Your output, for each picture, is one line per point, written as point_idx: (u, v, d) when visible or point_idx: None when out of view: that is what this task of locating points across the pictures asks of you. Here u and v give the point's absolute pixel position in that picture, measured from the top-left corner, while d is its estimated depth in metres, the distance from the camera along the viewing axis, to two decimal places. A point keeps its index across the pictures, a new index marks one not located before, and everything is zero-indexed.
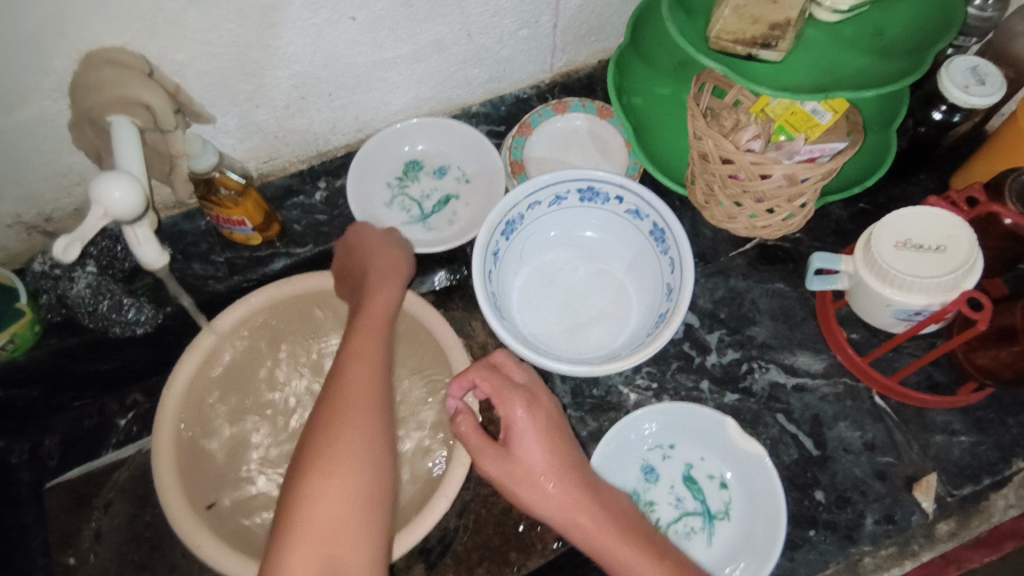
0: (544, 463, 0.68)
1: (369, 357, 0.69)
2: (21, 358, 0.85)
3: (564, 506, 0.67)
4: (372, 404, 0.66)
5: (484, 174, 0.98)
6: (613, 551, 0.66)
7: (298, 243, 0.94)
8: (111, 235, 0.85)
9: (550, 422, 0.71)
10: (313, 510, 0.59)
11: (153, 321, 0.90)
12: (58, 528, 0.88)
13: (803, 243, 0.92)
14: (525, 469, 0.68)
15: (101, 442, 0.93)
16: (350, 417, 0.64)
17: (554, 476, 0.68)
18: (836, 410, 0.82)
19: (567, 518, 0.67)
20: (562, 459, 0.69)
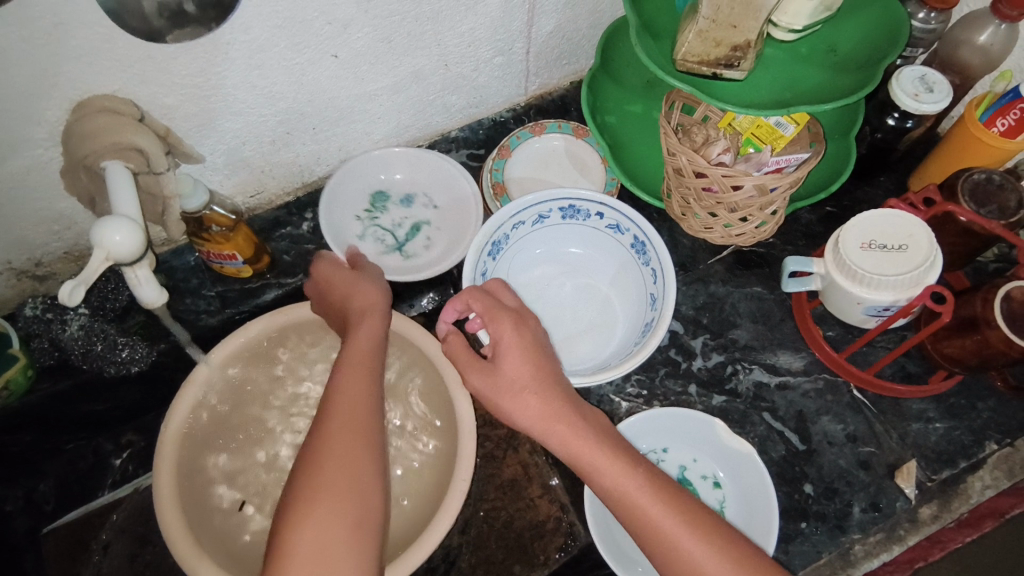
0: (526, 376, 0.68)
1: (354, 390, 0.68)
2: (16, 403, 0.85)
3: (543, 418, 0.67)
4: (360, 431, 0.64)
5: (458, 201, 0.99)
6: (590, 460, 0.64)
7: (288, 273, 0.96)
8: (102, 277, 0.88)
9: (533, 342, 0.71)
10: (303, 536, 0.58)
11: (147, 358, 0.90)
12: (59, 573, 0.88)
13: (776, 247, 0.96)
14: (509, 380, 0.68)
15: (97, 482, 0.92)
16: (340, 449, 0.63)
17: (535, 388, 0.68)
18: (818, 405, 0.86)
19: (545, 426, 0.67)
20: (543, 372, 0.69)
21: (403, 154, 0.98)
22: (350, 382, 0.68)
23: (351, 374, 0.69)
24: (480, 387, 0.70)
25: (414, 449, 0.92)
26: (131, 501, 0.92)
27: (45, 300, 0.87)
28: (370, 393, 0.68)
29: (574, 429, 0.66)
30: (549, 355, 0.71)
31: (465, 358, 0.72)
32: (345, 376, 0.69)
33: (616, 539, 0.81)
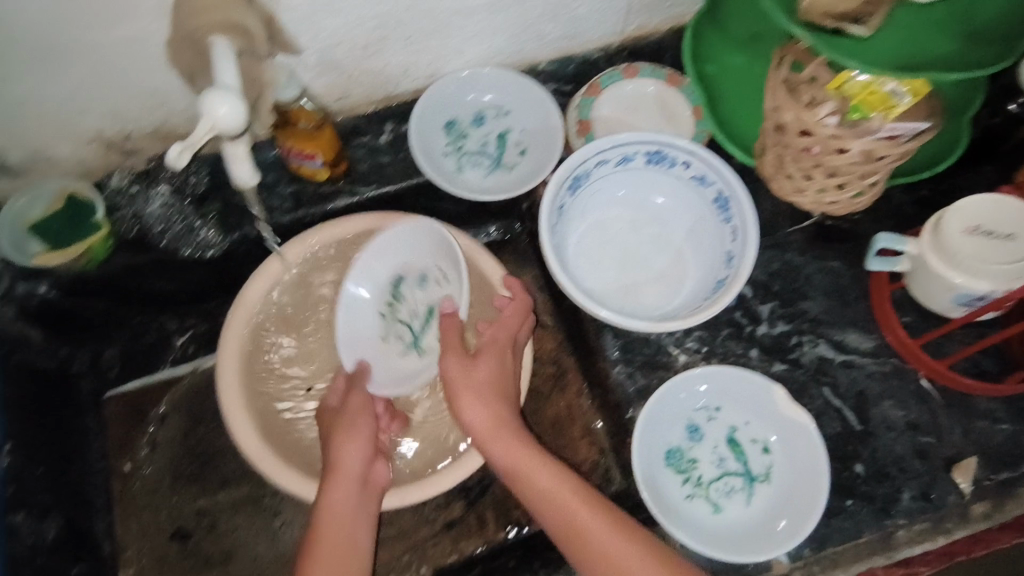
0: (489, 384, 0.79)
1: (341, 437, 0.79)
2: (93, 271, 0.87)
3: (494, 428, 0.77)
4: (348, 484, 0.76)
5: (455, 261, 0.82)
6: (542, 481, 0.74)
7: (363, 182, 0.94)
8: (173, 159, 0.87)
9: (499, 355, 0.80)
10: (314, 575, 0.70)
11: (221, 245, 0.91)
12: (116, 435, 0.94)
13: (862, 223, 0.92)
14: (478, 382, 0.78)
15: (158, 357, 0.98)
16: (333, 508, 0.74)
17: (502, 400, 0.78)
18: (882, 388, 0.84)
19: (489, 434, 0.77)
20: (506, 391, 0.79)
21: (409, 243, 0.86)
22: (340, 427, 0.80)
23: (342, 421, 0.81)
24: (453, 375, 0.78)
25: None
26: (189, 379, 0.98)
27: (130, 173, 0.88)
28: (356, 438, 0.79)
29: (533, 451, 0.76)
30: (512, 375, 0.81)
31: (446, 341, 0.80)
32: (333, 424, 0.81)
33: (660, 485, 0.79)
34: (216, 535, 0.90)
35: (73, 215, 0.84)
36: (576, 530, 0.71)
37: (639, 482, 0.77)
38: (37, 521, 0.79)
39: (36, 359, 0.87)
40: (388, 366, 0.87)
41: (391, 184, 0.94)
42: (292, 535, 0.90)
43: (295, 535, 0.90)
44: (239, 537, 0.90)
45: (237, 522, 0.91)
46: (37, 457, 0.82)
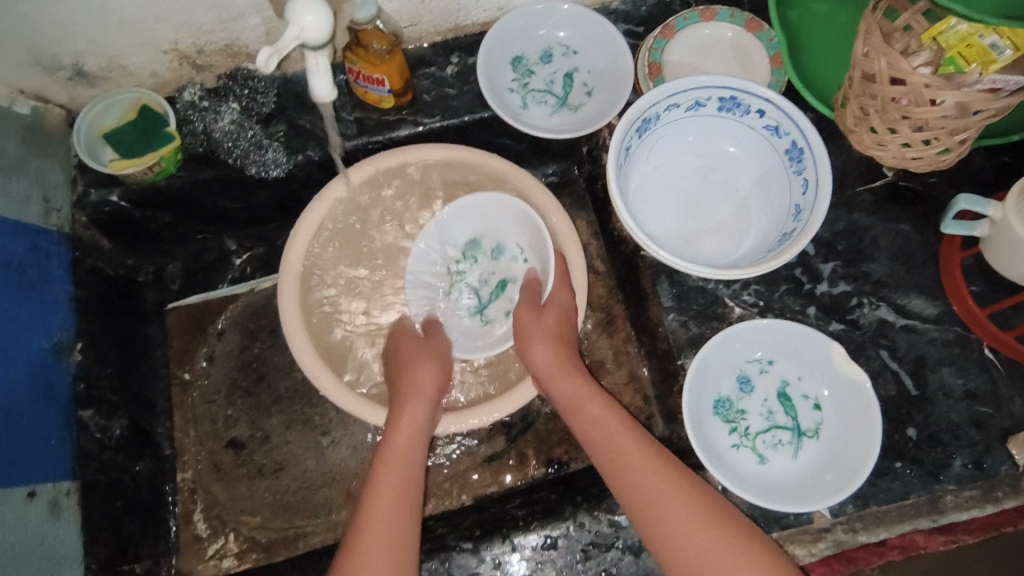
0: (551, 329, 0.83)
1: (411, 364, 0.84)
2: (162, 183, 0.87)
3: (558, 367, 0.81)
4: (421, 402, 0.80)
5: (540, 250, 0.87)
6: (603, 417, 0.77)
7: (427, 113, 0.93)
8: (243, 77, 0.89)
9: (563, 308, 0.85)
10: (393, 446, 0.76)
11: (287, 166, 0.90)
12: (177, 345, 0.97)
13: (937, 187, 0.89)
14: (545, 325, 0.83)
15: (218, 275, 1.01)
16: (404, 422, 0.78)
17: (563, 343, 0.83)
18: (942, 355, 0.82)
19: (556, 371, 0.81)
20: (568, 336, 0.84)
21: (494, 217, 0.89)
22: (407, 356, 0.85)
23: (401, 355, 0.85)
24: (522, 319, 0.84)
25: None
26: (246, 299, 1.00)
27: (202, 88, 0.89)
28: (424, 363, 0.83)
29: (587, 391, 0.79)
30: (572, 326, 0.85)
31: (526, 295, 0.86)
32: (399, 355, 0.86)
33: (707, 433, 0.79)
34: (269, 448, 0.94)
35: (145, 126, 0.86)
36: (618, 464, 0.72)
37: (687, 428, 0.77)
38: (105, 418, 0.82)
39: (106, 267, 0.90)
40: (448, 320, 0.91)
41: (454, 117, 0.93)
42: (340, 453, 0.94)
43: (343, 454, 0.94)
44: (290, 451, 0.94)
45: (289, 437, 0.94)
46: (105, 359, 0.85)
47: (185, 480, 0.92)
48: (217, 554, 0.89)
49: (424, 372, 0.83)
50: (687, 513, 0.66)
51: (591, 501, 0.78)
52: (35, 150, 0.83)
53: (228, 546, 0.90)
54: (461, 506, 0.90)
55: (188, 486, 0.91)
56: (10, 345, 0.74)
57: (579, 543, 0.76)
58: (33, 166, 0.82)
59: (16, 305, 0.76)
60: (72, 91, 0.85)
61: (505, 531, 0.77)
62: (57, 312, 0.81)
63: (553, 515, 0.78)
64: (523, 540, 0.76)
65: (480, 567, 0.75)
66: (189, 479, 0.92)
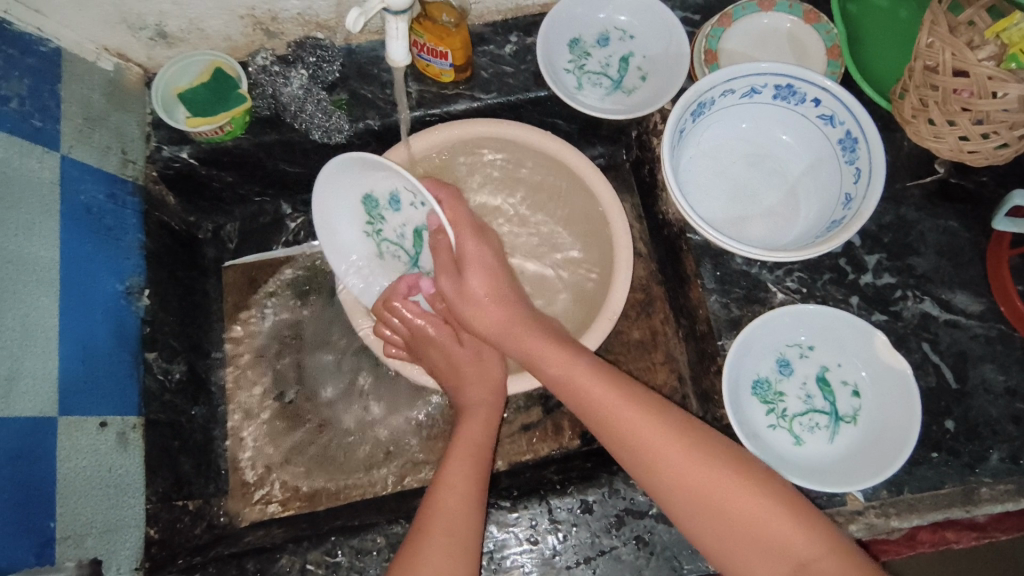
0: (484, 293, 0.81)
1: (468, 365, 0.84)
2: (229, 142, 0.91)
3: (507, 330, 0.81)
4: (488, 410, 0.82)
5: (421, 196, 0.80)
6: (580, 380, 0.74)
7: (483, 89, 0.95)
8: (312, 45, 0.92)
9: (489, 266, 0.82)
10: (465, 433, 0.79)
11: (349, 133, 0.94)
12: (231, 301, 1.02)
13: (988, 186, 0.88)
14: (477, 290, 0.81)
15: (273, 236, 1.05)
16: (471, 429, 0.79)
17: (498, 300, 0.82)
18: (984, 351, 0.82)
19: (504, 333, 0.81)
20: (504, 290, 0.83)
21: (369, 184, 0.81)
22: (452, 355, 0.85)
23: (450, 352, 0.85)
24: (450, 292, 0.82)
25: (558, 285, 0.97)
26: (299, 262, 1.04)
27: (272, 54, 0.93)
28: (485, 368, 0.84)
29: (542, 346, 0.78)
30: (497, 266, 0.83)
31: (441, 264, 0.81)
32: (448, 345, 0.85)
33: (744, 412, 0.80)
34: (314, 404, 0.97)
35: (217, 87, 0.90)
36: (630, 442, 0.69)
37: (726, 406, 0.79)
38: (166, 361, 0.87)
39: (171, 221, 0.96)
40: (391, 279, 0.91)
41: (510, 94, 0.95)
42: (381, 414, 0.97)
43: (385, 414, 0.97)
44: (334, 408, 0.97)
45: (333, 395, 0.98)
46: (168, 307, 0.90)
47: (235, 428, 0.96)
48: (262, 499, 0.93)
49: (484, 374, 0.84)
50: (732, 495, 0.65)
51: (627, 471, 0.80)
52: (115, 104, 0.87)
53: (273, 492, 0.93)
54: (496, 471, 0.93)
55: (238, 433, 0.96)
56: (90, 285, 0.79)
57: (613, 509, 0.78)
58: (113, 119, 0.86)
59: (97, 247, 0.81)
60: (151, 51, 0.90)
61: (542, 494, 0.80)
62: (130, 257, 0.85)
63: (589, 481, 0.80)
64: (558, 503, 0.79)
65: (516, 525, 0.78)
66: (239, 427, 0.96)
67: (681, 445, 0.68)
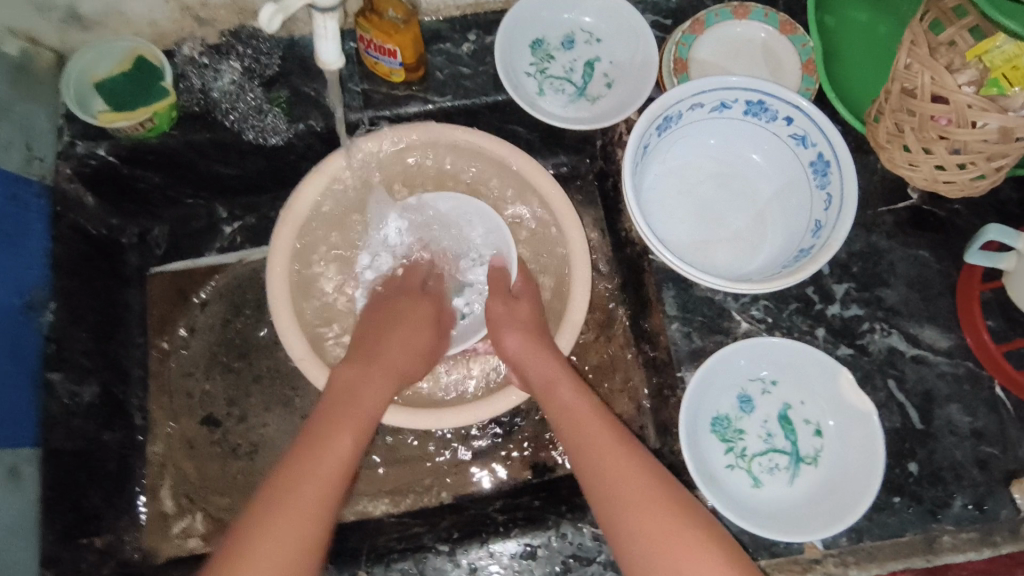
0: (524, 318, 0.81)
1: (408, 340, 0.79)
2: (153, 140, 0.82)
3: (525, 348, 0.78)
4: (389, 379, 0.74)
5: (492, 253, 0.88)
6: (580, 408, 0.72)
7: (437, 91, 0.88)
8: (247, 36, 0.84)
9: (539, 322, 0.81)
10: (359, 400, 0.70)
11: (287, 134, 0.85)
12: (157, 312, 0.93)
13: (961, 215, 0.84)
14: (517, 315, 0.81)
15: (206, 242, 0.97)
16: (369, 394, 0.72)
17: (527, 328, 0.79)
18: (951, 391, 0.79)
19: (523, 355, 0.77)
20: (535, 322, 0.81)
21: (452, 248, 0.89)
22: (396, 329, 0.79)
23: (416, 330, 0.80)
24: (494, 312, 0.81)
25: None
26: (234, 270, 0.96)
27: (203, 44, 0.84)
28: (416, 356, 0.78)
29: (558, 371, 0.76)
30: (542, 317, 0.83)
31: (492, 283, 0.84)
32: (415, 323, 0.81)
33: (701, 453, 0.75)
34: (245, 428, 0.90)
35: (139, 78, 0.80)
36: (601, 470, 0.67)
37: (683, 444, 0.74)
38: (75, 383, 0.79)
39: (88, 224, 0.86)
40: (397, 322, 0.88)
41: (467, 98, 0.88)
42: None
43: None
44: (267, 432, 0.90)
45: (266, 418, 0.91)
46: (80, 321, 0.82)
47: (155, 454, 0.88)
48: (182, 533, 0.86)
49: (408, 353, 0.78)
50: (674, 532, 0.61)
51: (576, 513, 0.75)
52: (21, 94, 0.78)
53: (195, 526, 0.86)
54: (440, 504, 0.87)
55: (158, 460, 0.88)
56: None
57: (559, 555, 0.73)
58: (18, 111, 0.77)
59: None
60: (65, 35, 0.80)
61: (483, 536, 0.74)
62: (31, 268, 0.77)
63: (535, 523, 0.75)
64: (501, 547, 0.73)
65: (454, 571, 0.72)
66: (160, 453, 0.88)
67: (646, 481, 0.65)
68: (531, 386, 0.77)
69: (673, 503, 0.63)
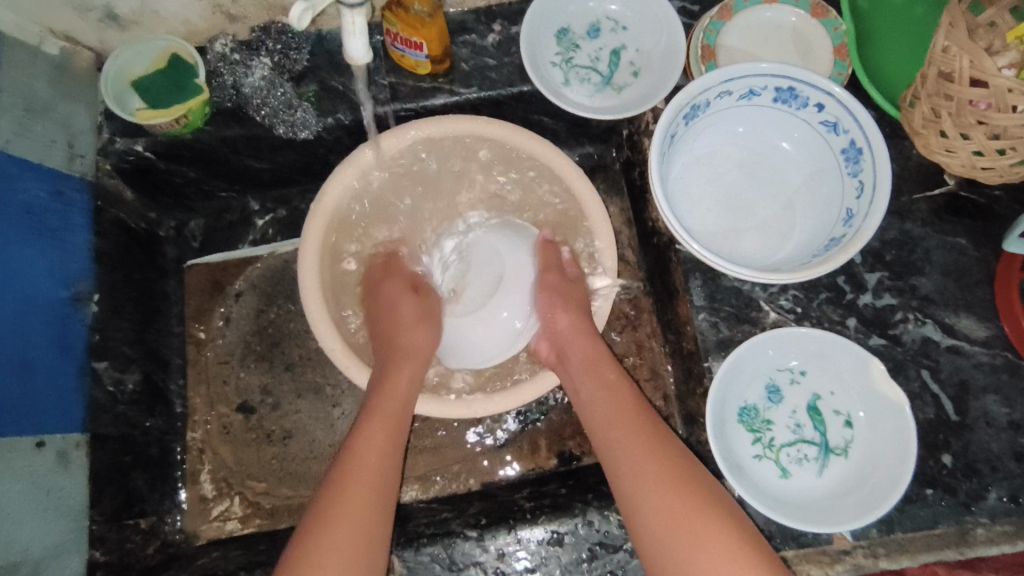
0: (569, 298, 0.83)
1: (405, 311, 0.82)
2: (188, 136, 0.84)
3: (574, 331, 0.79)
4: (412, 363, 0.78)
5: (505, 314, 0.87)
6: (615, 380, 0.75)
7: (463, 83, 0.88)
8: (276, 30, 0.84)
9: (575, 298, 0.83)
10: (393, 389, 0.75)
11: (317, 128, 0.87)
12: (193, 304, 0.96)
13: (1000, 201, 0.82)
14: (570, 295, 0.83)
15: (239, 235, 0.99)
16: (398, 381, 0.75)
17: (571, 312, 0.81)
18: (987, 381, 0.77)
19: (570, 333, 0.79)
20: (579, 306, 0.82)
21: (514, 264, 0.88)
22: (397, 298, 0.83)
23: (415, 298, 0.84)
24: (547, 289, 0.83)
25: None
26: (266, 262, 0.98)
27: (234, 40, 0.85)
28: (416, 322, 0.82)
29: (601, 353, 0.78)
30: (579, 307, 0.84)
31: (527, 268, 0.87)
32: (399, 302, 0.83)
33: (728, 442, 0.75)
34: (279, 415, 0.93)
35: (175, 76, 0.82)
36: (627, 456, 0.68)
37: (710, 434, 0.74)
38: (119, 371, 0.82)
39: (128, 218, 0.89)
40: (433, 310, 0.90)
41: (492, 89, 0.88)
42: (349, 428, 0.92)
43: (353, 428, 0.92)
44: (299, 420, 0.93)
45: (299, 406, 0.93)
46: (122, 312, 0.85)
47: (195, 439, 0.91)
48: (221, 516, 0.89)
49: (417, 328, 0.81)
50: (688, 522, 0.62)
51: (602, 502, 0.76)
52: (63, 93, 0.81)
53: (232, 509, 0.90)
54: (467, 491, 0.89)
55: (197, 445, 0.91)
56: (29, 293, 0.73)
57: (585, 542, 0.74)
58: (59, 109, 0.80)
59: (37, 251, 0.75)
60: (103, 34, 0.83)
61: (511, 523, 0.75)
62: (78, 260, 0.80)
63: (562, 511, 0.76)
64: (528, 534, 0.75)
65: (483, 556, 0.74)
66: (198, 439, 0.92)
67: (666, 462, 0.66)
68: (569, 355, 0.78)
69: (689, 486, 0.64)
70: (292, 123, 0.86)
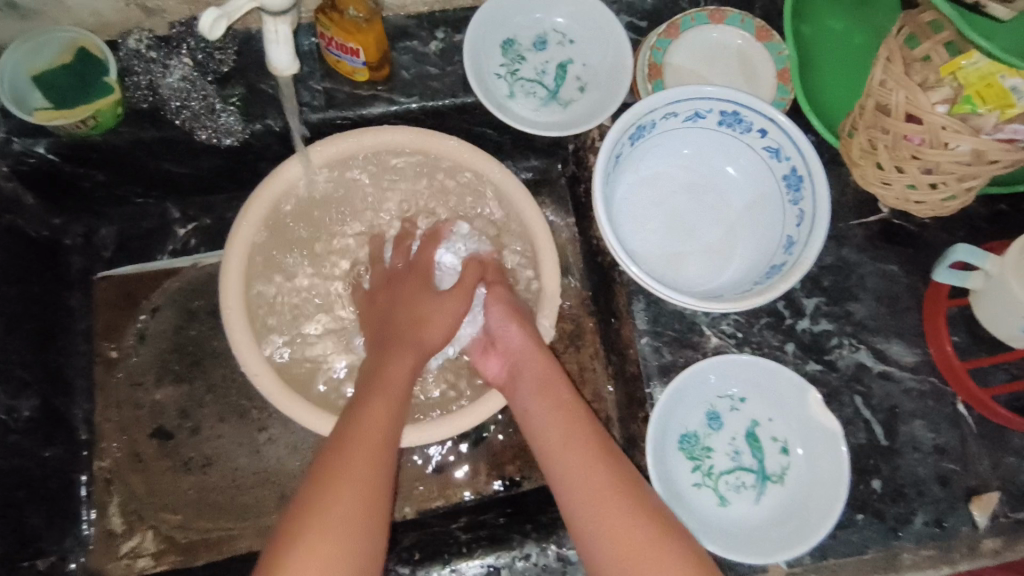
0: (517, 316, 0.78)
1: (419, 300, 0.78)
2: (97, 138, 0.77)
3: (526, 351, 0.76)
4: (414, 353, 0.73)
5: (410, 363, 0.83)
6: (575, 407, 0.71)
7: (403, 92, 0.84)
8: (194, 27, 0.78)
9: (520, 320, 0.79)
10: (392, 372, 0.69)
11: (243, 135, 0.81)
12: (103, 319, 0.89)
13: (930, 230, 0.84)
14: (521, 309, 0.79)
15: (157, 245, 0.92)
16: (394, 370, 0.70)
17: (521, 326, 0.77)
18: (915, 407, 0.79)
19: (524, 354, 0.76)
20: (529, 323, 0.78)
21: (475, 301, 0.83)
22: (411, 291, 0.79)
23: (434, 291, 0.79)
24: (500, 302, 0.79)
25: None
26: (186, 274, 0.91)
27: (151, 36, 0.78)
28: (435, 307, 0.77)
29: (552, 373, 0.74)
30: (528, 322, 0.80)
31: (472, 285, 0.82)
32: (419, 296, 0.78)
33: (668, 470, 0.74)
34: (199, 441, 0.86)
35: (81, 73, 0.75)
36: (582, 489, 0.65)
37: (650, 461, 0.73)
38: (12, 397, 0.74)
39: (27, 226, 0.81)
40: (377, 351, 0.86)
41: (433, 100, 0.84)
42: (276, 453, 0.86)
43: (280, 453, 0.86)
44: (221, 446, 0.86)
45: (221, 430, 0.87)
46: (18, 331, 0.77)
47: (102, 468, 0.84)
48: (131, 554, 0.83)
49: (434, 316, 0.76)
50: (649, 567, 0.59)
51: (540, 533, 0.74)
52: None
53: (144, 545, 0.83)
54: (402, 518, 0.85)
55: (104, 475, 0.84)
56: None
57: None
58: None
59: None
60: None
61: (445, 557, 0.72)
62: None
63: (500, 544, 0.73)
64: (463, 569, 0.72)
65: None
66: (106, 468, 0.84)
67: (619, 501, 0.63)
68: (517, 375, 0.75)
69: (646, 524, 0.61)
70: (215, 127, 0.79)
